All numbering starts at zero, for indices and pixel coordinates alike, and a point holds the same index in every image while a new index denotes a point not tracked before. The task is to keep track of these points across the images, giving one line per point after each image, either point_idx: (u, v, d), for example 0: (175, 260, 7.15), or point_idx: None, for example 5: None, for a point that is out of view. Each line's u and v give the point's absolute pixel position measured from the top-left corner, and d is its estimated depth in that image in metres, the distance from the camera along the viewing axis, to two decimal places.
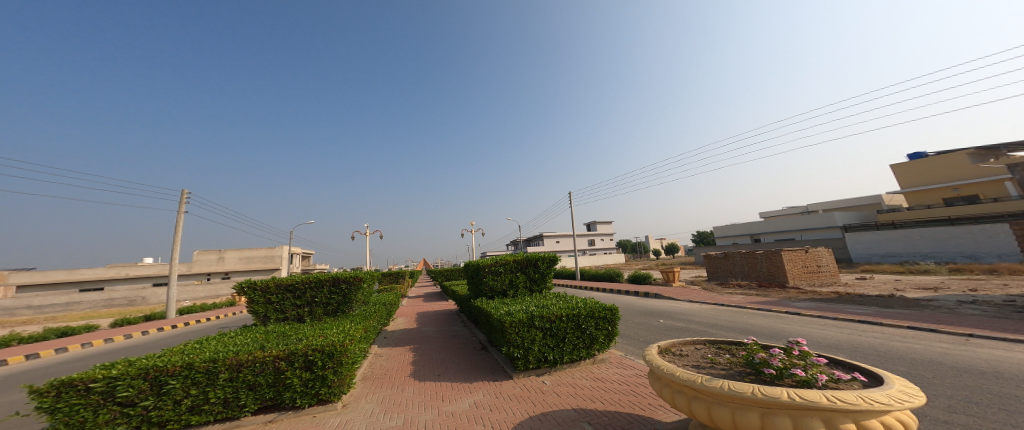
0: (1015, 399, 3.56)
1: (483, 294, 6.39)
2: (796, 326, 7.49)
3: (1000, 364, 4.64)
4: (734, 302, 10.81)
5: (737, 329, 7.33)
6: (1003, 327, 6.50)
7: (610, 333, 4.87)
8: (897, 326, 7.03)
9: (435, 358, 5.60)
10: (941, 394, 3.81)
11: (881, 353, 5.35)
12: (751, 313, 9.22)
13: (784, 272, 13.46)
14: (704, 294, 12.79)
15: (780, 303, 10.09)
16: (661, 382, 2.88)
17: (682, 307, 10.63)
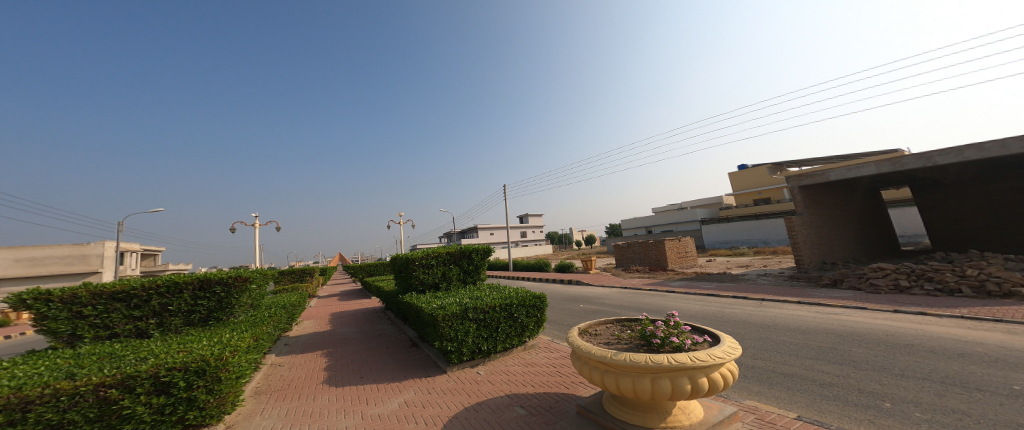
0: (808, 343, 5.03)
1: (414, 289, 5.94)
2: (673, 301, 9.11)
3: (796, 318, 6.47)
4: (632, 285, 12.55)
5: (632, 307, 8.55)
6: (786, 291, 9.08)
7: (539, 319, 5.10)
8: (727, 295, 9.25)
9: (356, 361, 5.06)
10: (769, 344, 5.13)
11: (733, 317, 6.91)
12: (646, 293, 10.84)
13: (665, 257, 16.33)
14: (608, 279, 14.51)
15: (663, 283, 12.12)
16: (580, 361, 3.16)
17: (595, 292, 11.85)
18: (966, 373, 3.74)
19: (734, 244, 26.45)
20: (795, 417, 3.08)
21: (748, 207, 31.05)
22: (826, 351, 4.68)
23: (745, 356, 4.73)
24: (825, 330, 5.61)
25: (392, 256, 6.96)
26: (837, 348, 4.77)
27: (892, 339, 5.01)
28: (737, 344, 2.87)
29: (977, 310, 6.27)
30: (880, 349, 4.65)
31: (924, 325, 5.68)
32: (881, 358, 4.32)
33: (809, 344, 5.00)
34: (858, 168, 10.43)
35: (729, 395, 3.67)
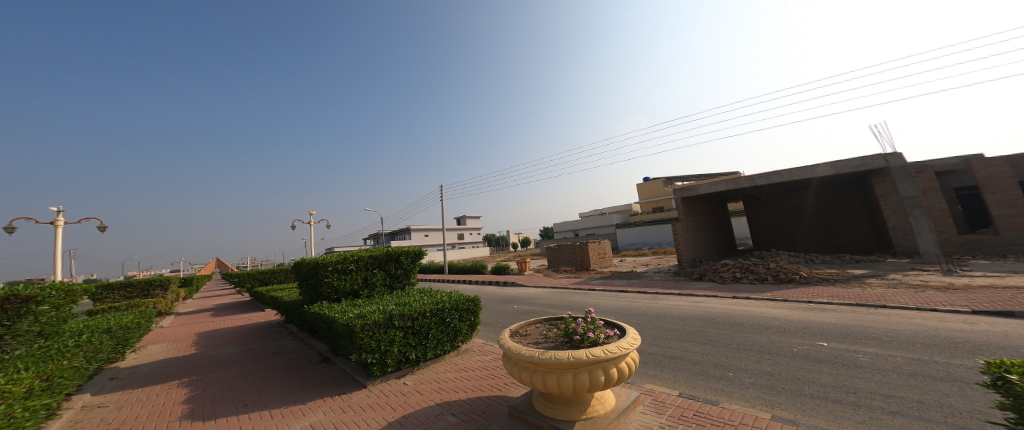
0: (699, 328, 6.00)
1: (327, 298, 5.35)
2: (592, 298, 9.93)
3: (685, 308, 7.65)
4: (561, 284, 13.29)
5: (557, 306, 9.09)
6: (675, 285, 10.65)
7: (472, 322, 5.07)
8: (633, 290, 10.46)
9: (239, 386, 4.32)
10: (671, 331, 5.96)
11: (643, 309, 7.87)
12: (572, 292, 11.62)
13: (588, 258, 17.66)
14: (536, 280, 15.15)
15: (584, 283, 13.10)
16: (510, 362, 3.22)
17: (526, 293, 12.24)
18: (781, 344, 4.97)
19: (640, 246, 30.16)
20: (681, 394, 3.65)
21: (651, 213, 35.73)
22: (702, 334, 5.66)
23: (647, 344, 5.43)
24: (705, 316, 6.76)
25: (298, 260, 6.15)
26: (719, 331, 5.78)
27: (747, 321, 6.28)
28: (636, 334, 3.27)
29: (791, 295, 8.20)
30: (746, 329, 5.80)
31: (767, 307, 7.25)
32: (740, 337, 5.39)
33: (691, 329, 5.98)
34: (715, 185, 13.23)
35: (635, 380, 4.17)
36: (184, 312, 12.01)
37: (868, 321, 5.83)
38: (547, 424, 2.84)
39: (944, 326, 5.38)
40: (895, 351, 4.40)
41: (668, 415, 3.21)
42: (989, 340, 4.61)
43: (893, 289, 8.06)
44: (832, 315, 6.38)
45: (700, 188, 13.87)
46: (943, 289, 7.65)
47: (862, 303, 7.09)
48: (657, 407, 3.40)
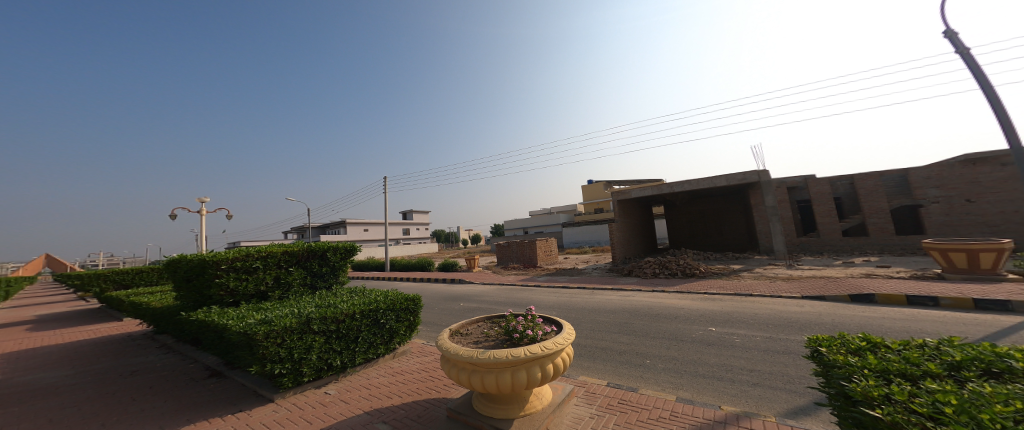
0: (630, 320, 6.54)
1: (224, 301, 4.63)
2: (537, 295, 10.17)
3: (616, 302, 8.25)
4: (509, 281, 13.44)
5: (502, 303, 9.16)
6: (609, 280, 11.47)
7: (411, 323, 4.90)
8: (573, 286, 10.99)
9: (73, 417, 3.51)
10: (607, 324, 6.40)
11: (583, 304, 8.34)
12: (519, 288, 11.83)
13: (536, 255, 18.09)
14: (482, 277, 15.09)
15: (529, 279, 13.38)
16: (448, 364, 3.15)
17: (473, 290, 12.13)
18: (687, 331, 5.66)
19: (582, 244, 31.91)
20: (609, 384, 3.92)
21: (592, 213, 38.05)
22: (629, 326, 6.15)
23: (583, 337, 5.75)
24: (633, 309, 7.36)
25: (180, 257, 5.18)
26: (647, 321, 6.37)
27: (666, 312, 6.98)
28: (571, 328, 3.45)
29: (696, 287, 9.37)
30: (668, 319, 6.48)
31: (680, 298, 8.18)
32: (660, 326, 5.98)
33: (619, 321, 6.47)
34: (643, 189, 14.52)
35: (571, 373, 4.38)
36: (31, 323, 9.59)
37: (752, 307, 6.92)
38: (487, 424, 2.84)
39: (788, 308, 6.70)
40: (756, 332, 5.33)
41: (598, 405, 3.43)
42: (820, 319, 5.85)
43: (756, 279, 9.79)
44: (720, 303, 7.45)
45: (631, 192, 15.11)
46: (784, 279, 9.52)
47: (734, 291, 8.44)
48: (589, 398, 3.60)
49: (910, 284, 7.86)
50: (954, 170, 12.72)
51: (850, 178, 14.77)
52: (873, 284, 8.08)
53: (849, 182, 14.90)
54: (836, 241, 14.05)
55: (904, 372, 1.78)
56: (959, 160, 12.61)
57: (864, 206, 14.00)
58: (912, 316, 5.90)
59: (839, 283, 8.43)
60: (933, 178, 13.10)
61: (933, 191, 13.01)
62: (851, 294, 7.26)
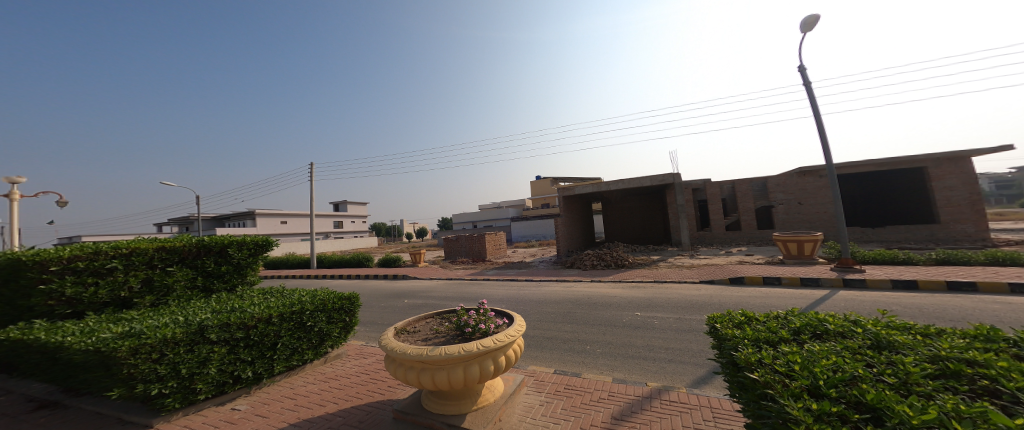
0: (574, 309, 6.92)
1: (57, 313, 3.65)
2: (484, 288, 10.20)
3: (560, 292, 8.66)
4: (457, 276, 13.21)
5: (449, 297, 9.04)
6: (554, 272, 11.94)
7: (345, 323, 4.61)
8: (520, 279, 11.25)
9: None
10: (553, 314, 6.69)
11: (529, 296, 8.59)
12: (466, 283, 11.70)
13: (485, 250, 18.04)
14: (428, 272, 14.67)
15: (478, 273, 13.34)
16: (394, 363, 3.01)
17: (417, 286, 11.74)
18: (623, 317, 6.17)
19: (531, 238, 32.77)
20: (555, 371, 4.10)
21: (540, 208, 39.25)
22: (571, 315, 6.49)
23: (530, 328, 5.92)
24: (575, 299, 7.80)
25: None
26: (589, 310, 6.79)
27: (602, 300, 7.52)
28: (521, 319, 3.53)
29: (627, 276, 10.24)
30: (607, 307, 6.98)
31: (614, 287, 8.88)
32: (598, 314, 6.41)
33: (562, 311, 6.78)
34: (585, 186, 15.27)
35: (520, 364, 4.48)
36: None
37: (673, 293, 7.79)
38: (438, 423, 2.77)
39: (693, 292, 7.76)
40: (672, 314, 6.08)
41: (546, 392, 3.57)
42: (705, 300, 6.90)
43: (669, 267, 11.11)
44: (645, 290, 8.25)
45: (575, 189, 15.86)
46: (683, 266, 11.05)
47: (653, 279, 9.49)
48: (537, 386, 3.73)
49: (764, 267, 9.75)
50: (794, 179, 15.58)
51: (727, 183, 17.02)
52: (746, 269, 9.74)
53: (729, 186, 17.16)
54: (723, 234, 16.47)
55: (768, 339, 2.25)
56: (797, 172, 15.51)
57: (740, 206, 16.44)
58: (766, 294, 7.40)
59: (720, 269, 10.01)
60: (781, 184, 15.83)
61: (780, 195, 15.80)
62: (729, 277, 8.76)
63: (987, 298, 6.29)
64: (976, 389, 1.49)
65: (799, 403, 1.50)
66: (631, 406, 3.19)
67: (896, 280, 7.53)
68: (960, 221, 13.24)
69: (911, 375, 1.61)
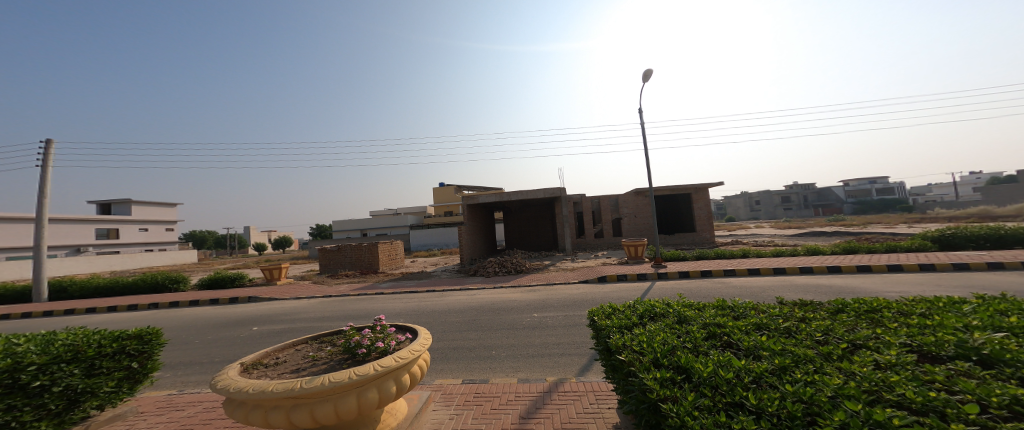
0: (473, 317, 6.90)
1: None
2: (375, 302, 9.16)
3: (463, 301, 8.64)
4: (337, 291, 11.16)
5: (325, 315, 7.53)
6: (457, 282, 11.76)
7: (129, 372, 3.20)
8: (420, 290, 10.67)
9: None
10: (454, 324, 6.56)
11: (425, 308, 8.15)
12: (350, 299, 9.71)
13: (377, 260, 15.94)
14: (296, 289, 12.04)
15: (369, 286, 11.85)
16: (247, 406, 2.28)
17: (274, 308, 9.06)
18: (522, 319, 6.53)
19: (431, 247, 31.67)
20: (463, 381, 4.05)
21: (441, 217, 38.53)
22: (476, 322, 6.55)
23: (433, 340, 5.66)
24: (478, 306, 7.90)
25: None
26: (488, 317, 6.91)
27: (505, 305, 7.83)
28: (428, 334, 3.24)
29: (525, 281, 10.92)
30: (506, 311, 7.24)
31: (515, 292, 9.36)
32: (501, 319, 6.65)
33: (468, 319, 6.79)
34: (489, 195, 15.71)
35: (424, 379, 4.22)
36: None
37: (560, 293, 8.64)
38: None
39: (574, 291, 8.82)
40: (562, 312, 6.76)
41: (454, 404, 3.46)
42: (586, 297, 7.95)
43: (556, 271, 12.30)
44: (540, 293, 8.94)
45: (479, 198, 16.16)
46: (565, 270, 12.45)
47: (546, 282, 10.38)
48: (445, 400, 3.57)
49: (627, 267, 11.75)
50: (632, 198, 19.10)
51: (597, 198, 20.21)
52: (613, 269, 11.64)
53: (597, 200, 20.15)
54: (594, 241, 19.28)
55: (624, 324, 2.92)
56: (634, 192, 18.98)
57: (604, 217, 19.55)
58: (626, 288, 8.97)
59: (589, 271, 11.74)
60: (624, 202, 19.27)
61: (625, 210, 19.25)
62: (598, 277, 10.33)
63: (714, 280, 9.33)
64: (721, 342, 2.38)
65: (649, 375, 1.95)
66: (535, 403, 3.36)
67: (679, 271, 10.41)
68: (704, 230, 18.26)
69: (696, 340, 2.41)
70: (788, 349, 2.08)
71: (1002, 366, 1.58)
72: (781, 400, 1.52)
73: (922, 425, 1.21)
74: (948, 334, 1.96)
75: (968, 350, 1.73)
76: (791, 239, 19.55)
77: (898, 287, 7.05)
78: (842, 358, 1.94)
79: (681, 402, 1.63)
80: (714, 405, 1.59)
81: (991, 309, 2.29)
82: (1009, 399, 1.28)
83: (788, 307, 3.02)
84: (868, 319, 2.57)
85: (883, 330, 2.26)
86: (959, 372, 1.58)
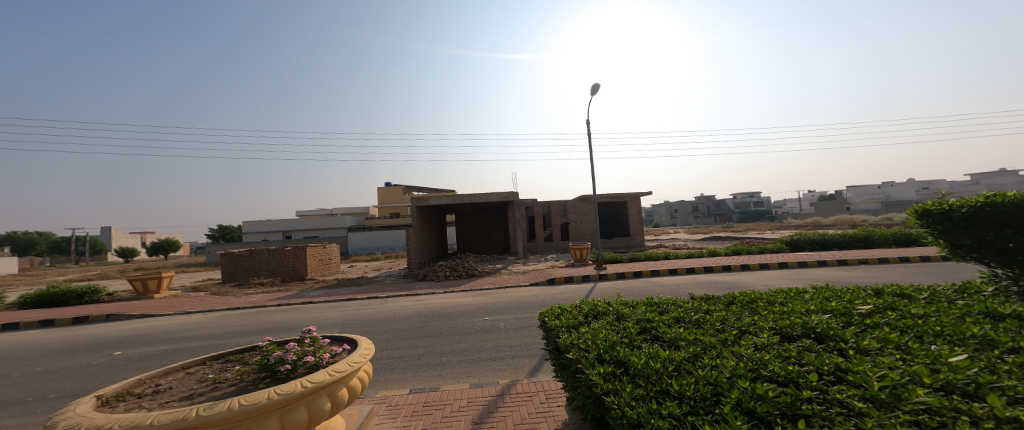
0: (419, 324, 6.56)
1: None
2: (306, 312, 8.22)
3: (409, 307, 8.22)
4: (250, 302, 9.78)
5: (237, 330, 6.50)
6: (404, 287, 11.17)
7: None
8: (361, 297, 9.91)
9: None
10: (399, 332, 6.18)
11: (364, 317, 7.56)
12: (269, 310, 8.60)
13: (304, 266, 14.43)
14: (205, 301, 10.26)
15: (294, 295, 10.61)
16: None
17: (163, 325, 7.67)
18: (472, 323, 6.41)
19: (373, 251, 29.75)
20: (411, 391, 3.82)
21: (385, 218, 36.50)
22: (425, 329, 6.27)
23: (375, 351, 5.25)
24: (427, 312, 7.58)
25: None
26: (437, 322, 6.65)
27: (455, 309, 7.63)
28: (369, 342, 2.77)
29: (477, 284, 10.76)
30: (455, 316, 7.04)
31: (466, 296, 9.17)
32: (451, 324, 6.46)
33: (416, 326, 6.47)
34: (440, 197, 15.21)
35: (365, 393, 3.87)
36: None
37: (511, 296, 8.68)
38: None
39: (524, 294, 8.94)
40: (512, 314, 6.79)
41: (402, 415, 3.24)
42: (534, 299, 8.11)
43: (507, 274, 12.37)
44: (491, 296, 8.89)
45: (430, 199, 15.56)
46: (516, 272, 12.60)
47: (498, 285, 10.36)
48: (391, 412, 3.33)
49: (574, 269, 12.27)
50: (579, 204, 20.05)
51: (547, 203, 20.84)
52: (561, 271, 12.06)
53: (547, 205, 20.75)
54: (544, 245, 19.81)
55: (569, 323, 2.98)
56: (580, 198, 19.94)
57: (554, 222, 20.21)
58: (570, 289, 9.35)
59: (540, 273, 12.04)
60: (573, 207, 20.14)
61: (573, 215, 20.12)
62: (548, 279, 10.61)
63: (643, 280, 10.15)
64: (651, 336, 2.54)
65: (595, 370, 1.99)
66: (488, 407, 3.29)
67: (616, 271, 11.15)
68: (636, 234, 19.88)
69: (632, 335, 2.54)
70: (699, 338, 2.30)
71: (829, 341, 1.94)
72: (694, 384, 1.65)
73: (786, 395, 1.41)
74: (796, 318, 2.33)
75: (809, 330, 2.10)
76: (706, 243, 22.25)
77: (777, 280, 8.43)
78: (734, 343, 2.19)
79: (621, 394, 1.67)
80: (647, 393, 1.66)
81: (820, 296, 2.79)
82: (834, 367, 1.56)
83: (695, 301, 3.37)
84: (749, 308, 2.99)
85: (759, 316, 2.63)
86: (804, 348, 1.90)
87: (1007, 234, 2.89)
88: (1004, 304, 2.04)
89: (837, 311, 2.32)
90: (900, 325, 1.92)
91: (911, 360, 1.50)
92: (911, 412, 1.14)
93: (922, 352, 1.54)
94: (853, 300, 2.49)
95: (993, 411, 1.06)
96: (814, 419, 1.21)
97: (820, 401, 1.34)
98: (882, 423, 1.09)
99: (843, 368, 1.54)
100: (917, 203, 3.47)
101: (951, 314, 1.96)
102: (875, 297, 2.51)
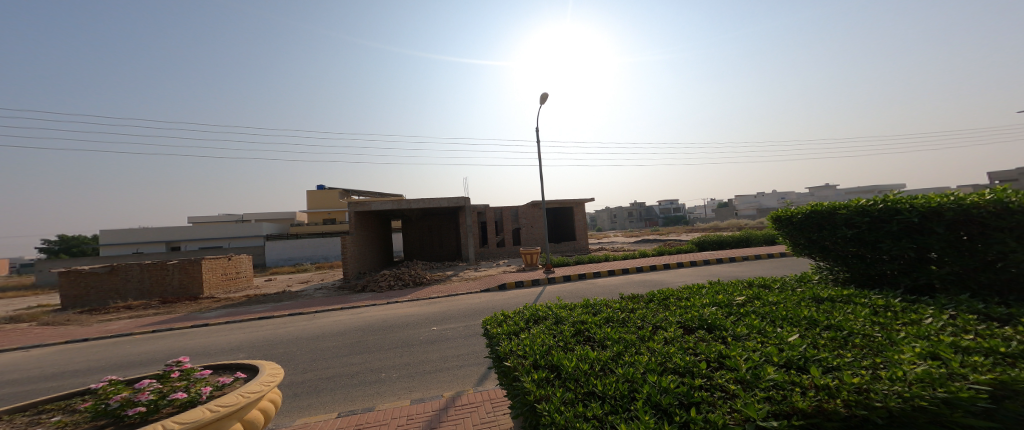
0: (353, 340, 5.98)
1: None
2: (203, 337, 6.95)
3: (343, 321, 7.49)
4: (119, 329, 7.95)
5: (101, 367, 5.22)
6: (339, 300, 10.17)
7: None
8: (281, 315, 8.74)
9: None
10: (328, 351, 5.55)
11: (284, 336, 6.67)
12: (144, 339, 7.09)
13: (198, 283, 12.25)
14: (47, 334, 8.05)
15: (185, 318, 8.90)
16: None
17: None
18: (414, 335, 6.05)
19: (298, 261, 26.64)
20: (340, 415, 3.44)
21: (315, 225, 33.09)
22: (361, 344, 5.75)
23: (296, 374, 4.65)
24: (363, 325, 6.98)
25: None
26: (374, 337, 6.15)
27: (397, 321, 7.16)
28: (276, 367, 2.34)
29: (423, 293, 10.24)
30: (395, 329, 6.59)
31: (411, 306, 8.65)
32: (393, 337, 6.03)
33: (351, 342, 5.90)
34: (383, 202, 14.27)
35: (281, 422, 3.39)
36: None
37: (460, 304, 8.43)
38: None
39: (472, 301, 8.77)
40: (458, 323, 6.58)
41: None
42: (481, 306, 7.99)
43: (453, 281, 12.03)
44: (439, 305, 8.53)
45: (371, 204, 14.59)
46: (463, 279, 12.34)
47: (445, 293, 10.00)
48: None
49: (521, 274, 12.44)
50: (528, 209, 20.53)
51: (498, 208, 20.89)
52: (509, 276, 12.15)
53: (497, 211, 20.83)
54: (495, 250, 19.79)
55: (509, 330, 2.96)
56: (529, 204, 20.43)
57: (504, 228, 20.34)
58: (515, 294, 9.43)
59: (488, 279, 11.98)
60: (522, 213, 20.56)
61: (523, 220, 20.53)
62: (497, 285, 10.58)
63: (586, 281, 10.67)
64: (584, 337, 2.64)
65: (530, 377, 1.98)
66: (430, 422, 3.11)
67: (562, 275, 11.56)
68: (581, 238, 21.12)
69: (566, 338, 2.61)
70: (622, 336, 2.46)
71: (716, 330, 2.22)
72: (614, 382, 1.73)
73: (684, 384, 1.54)
74: (694, 312, 2.62)
75: (703, 321, 2.38)
76: (638, 245, 24.51)
77: (693, 276, 9.58)
78: (649, 338, 2.37)
79: (551, 399, 1.66)
80: (575, 397, 1.68)
81: (713, 291, 3.20)
82: (718, 353, 1.77)
83: (622, 301, 3.61)
84: (663, 304, 3.31)
85: (669, 312, 2.90)
86: (699, 338, 2.13)
87: (825, 235, 3.58)
88: (826, 289, 2.57)
89: (723, 303, 2.67)
90: (763, 312, 2.29)
91: (767, 342, 1.78)
92: (765, 389, 1.32)
93: (775, 334, 1.83)
94: (733, 293, 2.90)
95: (815, 380, 1.27)
96: (703, 405, 1.35)
97: (707, 387, 1.49)
98: (745, 402, 1.25)
99: (724, 354, 1.76)
100: (774, 211, 4.22)
101: (793, 300, 2.39)
102: (749, 288, 2.97)
